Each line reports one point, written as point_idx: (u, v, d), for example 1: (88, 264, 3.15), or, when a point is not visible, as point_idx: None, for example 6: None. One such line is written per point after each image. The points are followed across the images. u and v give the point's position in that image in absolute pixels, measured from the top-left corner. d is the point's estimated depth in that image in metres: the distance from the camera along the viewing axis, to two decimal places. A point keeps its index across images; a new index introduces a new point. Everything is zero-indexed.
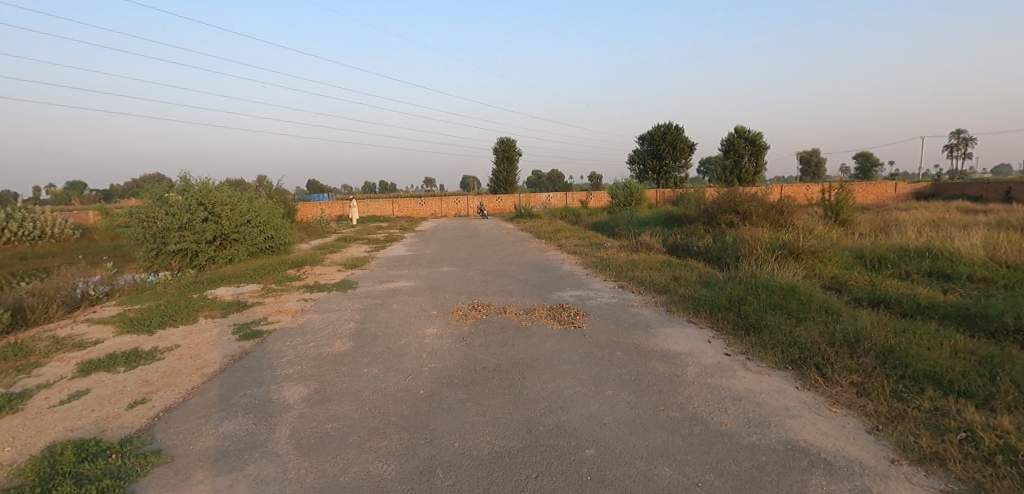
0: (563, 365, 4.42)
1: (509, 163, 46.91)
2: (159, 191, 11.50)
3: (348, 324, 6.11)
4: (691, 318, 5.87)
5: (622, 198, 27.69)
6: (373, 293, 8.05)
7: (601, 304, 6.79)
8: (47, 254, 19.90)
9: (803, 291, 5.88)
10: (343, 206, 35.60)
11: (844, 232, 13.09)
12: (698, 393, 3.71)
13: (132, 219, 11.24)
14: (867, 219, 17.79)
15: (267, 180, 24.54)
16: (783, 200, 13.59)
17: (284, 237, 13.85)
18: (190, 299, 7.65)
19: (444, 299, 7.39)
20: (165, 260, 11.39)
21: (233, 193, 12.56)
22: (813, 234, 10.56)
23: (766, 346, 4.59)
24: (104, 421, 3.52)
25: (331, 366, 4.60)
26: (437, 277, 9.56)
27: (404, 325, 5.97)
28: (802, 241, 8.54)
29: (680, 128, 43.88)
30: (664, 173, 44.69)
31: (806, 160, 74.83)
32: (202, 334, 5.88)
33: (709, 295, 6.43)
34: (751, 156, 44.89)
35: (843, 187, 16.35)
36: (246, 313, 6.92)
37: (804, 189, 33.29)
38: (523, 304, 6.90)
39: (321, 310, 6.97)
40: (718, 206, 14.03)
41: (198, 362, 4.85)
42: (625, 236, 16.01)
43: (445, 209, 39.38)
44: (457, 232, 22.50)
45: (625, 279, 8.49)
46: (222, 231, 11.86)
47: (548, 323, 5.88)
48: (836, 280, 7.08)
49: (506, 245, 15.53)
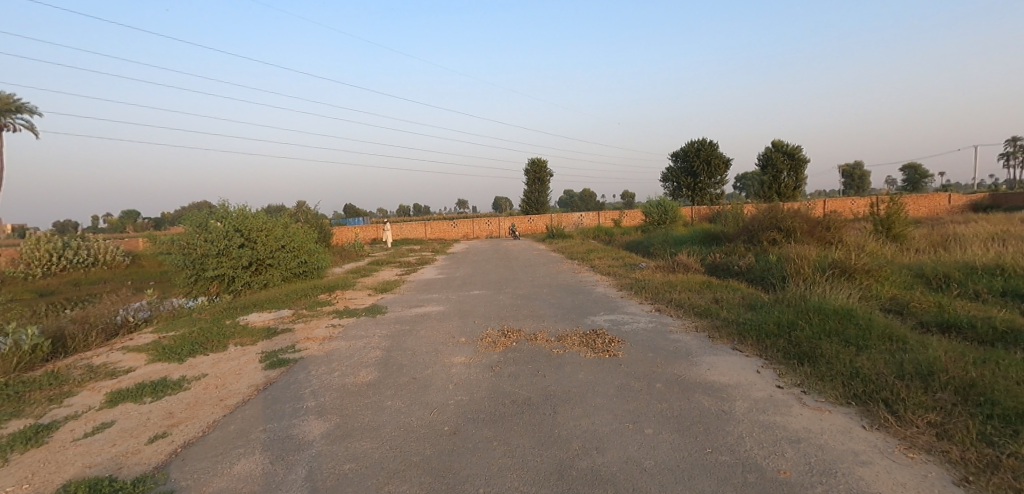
0: (598, 399, 4.11)
1: (543, 184, 47.00)
2: (200, 218, 11.98)
3: (375, 352, 6.01)
4: (736, 345, 5.43)
5: (656, 217, 27.05)
6: (401, 319, 7.97)
7: (637, 330, 6.42)
8: (99, 280, 21.18)
9: (861, 316, 5.35)
10: (377, 229, 36.37)
11: (900, 249, 12.15)
12: (750, 433, 3.31)
13: (174, 245, 11.73)
14: (925, 234, 16.53)
15: (305, 206, 25.56)
16: (828, 215, 12.86)
17: (317, 261, 14.12)
18: (223, 325, 7.79)
19: (473, 324, 7.21)
20: (204, 285, 11.80)
21: (268, 219, 12.94)
22: (866, 251, 9.81)
23: (824, 379, 4.12)
24: (123, 457, 3.58)
25: (353, 398, 4.48)
26: (466, 301, 9.41)
27: (431, 353, 5.80)
28: (855, 259, 7.93)
29: (714, 144, 42.96)
30: (699, 190, 43.62)
31: (849, 173, 71.53)
32: (230, 362, 5.93)
33: (755, 320, 5.97)
34: (790, 171, 43.23)
35: (895, 201, 15.33)
36: (275, 340, 6.95)
37: (849, 203, 31.55)
38: (555, 330, 6.62)
39: (348, 336, 6.91)
40: (758, 223, 13.40)
41: (222, 393, 4.87)
42: (661, 255, 15.50)
43: (475, 231, 39.68)
44: (488, 254, 22.50)
45: (661, 302, 8.07)
46: (258, 257, 12.21)
47: (581, 351, 5.58)
48: (897, 301, 6.46)
49: (537, 266, 15.31)
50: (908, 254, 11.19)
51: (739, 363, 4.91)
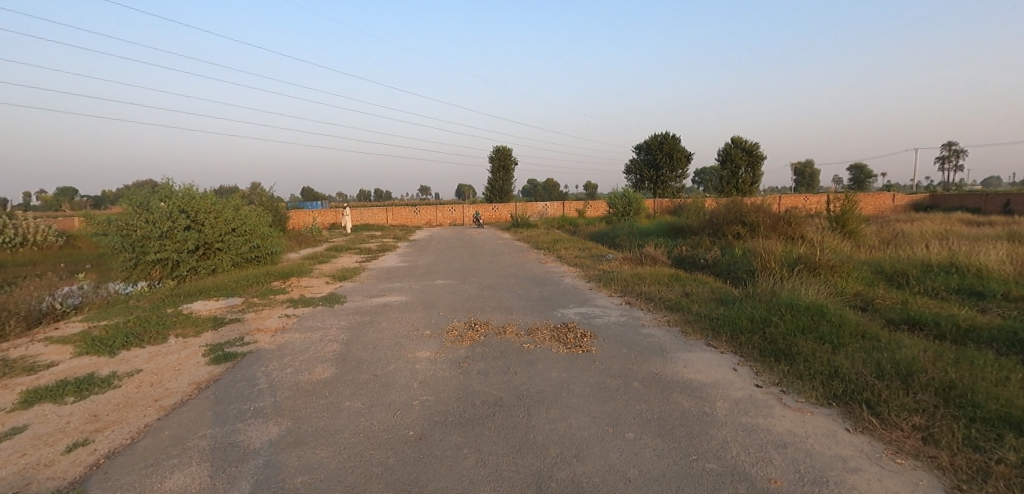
0: (574, 399, 3.87)
1: (507, 172, 46.55)
2: (140, 197, 10.94)
3: (332, 346, 5.54)
4: (710, 341, 5.34)
5: (620, 208, 27.24)
6: (362, 309, 7.49)
7: (609, 323, 6.26)
8: (27, 262, 19.17)
9: (832, 312, 5.39)
10: (336, 214, 35.04)
11: (854, 245, 12.69)
12: (734, 438, 3.17)
13: (110, 226, 10.68)
14: (873, 231, 17.42)
15: (261, 187, 24.11)
16: (790, 211, 13.22)
17: (272, 246, 13.25)
18: (162, 314, 7.05)
19: (439, 316, 6.85)
20: (144, 269, 10.80)
21: (218, 200, 11.99)
22: (826, 247, 10.12)
23: (802, 378, 4.08)
24: (32, 470, 2.85)
25: (308, 398, 4.05)
26: (431, 291, 9.01)
27: (394, 347, 5.41)
28: (819, 255, 8.10)
29: (675, 139, 43.76)
30: (662, 183, 44.52)
31: (802, 172, 75.00)
32: (169, 356, 5.31)
33: (728, 315, 5.92)
34: (749, 167, 44.79)
35: (849, 198, 16.03)
36: (221, 331, 6.33)
37: (803, 199, 32.97)
38: (524, 323, 6.35)
39: (303, 328, 6.40)
40: (723, 217, 13.59)
41: (158, 392, 4.27)
42: (627, 247, 15.57)
43: (441, 218, 38.88)
44: (454, 242, 22.02)
45: (632, 295, 7.97)
46: (205, 240, 11.29)
47: (553, 346, 5.34)
48: (861, 298, 6.62)
49: (504, 256, 15.01)
50: (862, 250, 11.69)
51: (714, 360, 4.81)
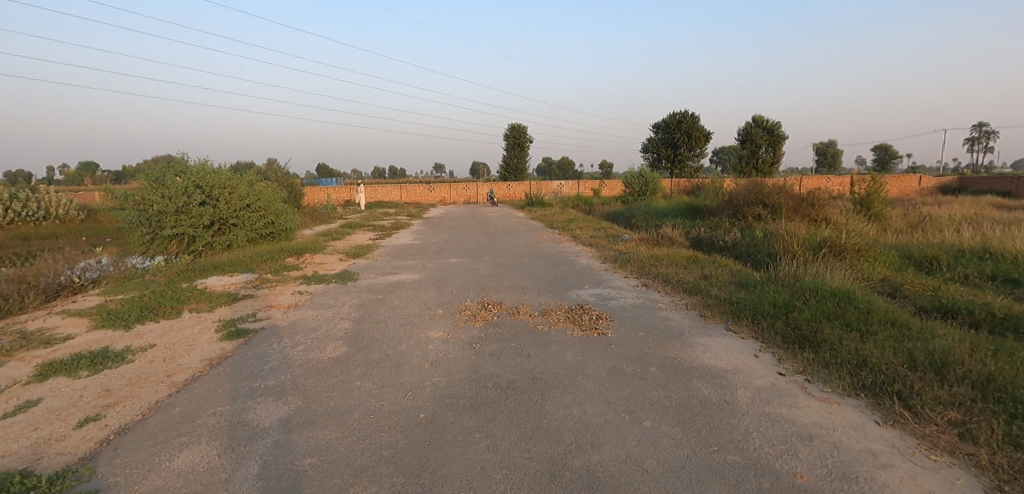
0: (589, 384, 3.76)
1: (521, 150, 45.88)
2: (155, 172, 10.97)
3: (344, 324, 5.50)
4: (730, 326, 5.17)
5: (637, 188, 26.68)
6: (375, 287, 7.44)
7: (625, 306, 6.10)
8: (50, 235, 19.59)
9: (860, 299, 5.16)
10: (350, 191, 35.08)
11: (880, 228, 12.20)
12: (757, 429, 3.03)
13: (127, 201, 10.77)
14: (900, 214, 16.76)
15: (275, 163, 24.14)
16: (814, 192, 12.73)
17: (285, 222, 13.24)
18: (178, 289, 7.10)
19: (451, 295, 6.76)
20: (161, 244, 10.91)
21: (232, 176, 11.96)
22: (852, 230, 9.73)
23: (828, 367, 3.90)
24: (44, 444, 2.87)
25: (319, 376, 4.01)
26: (444, 269, 8.92)
27: (406, 326, 5.35)
28: (846, 238, 7.77)
29: (697, 116, 42.43)
30: (679, 162, 43.45)
31: (824, 153, 72.57)
32: (183, 332, 5.32)
33: (749, 299, 5.72)
34: (770, 147, 43.36)
35: (876, 179, 15.37)
36: (234, 307, 6.35)
37: (826, 181, 31.87)
38: (538, 303, 6.23)
39: (315, 305, 6.38)
40: (744, 198, 13.16)
41: (171, 368, 4.28)
42: (643, 228, 15.29)
43: (454, 196, 38.68)
44: (467, 220, 21.90)
45: (648, 277, 7.77)
46: (220, 216, 11.30)
47: (567, 328, 5.22)
48: (889, 284, 6.35)
49: (517, 235, 14.82)
50: (889, 234, 11.23)
51: (734, 345, 4.65)
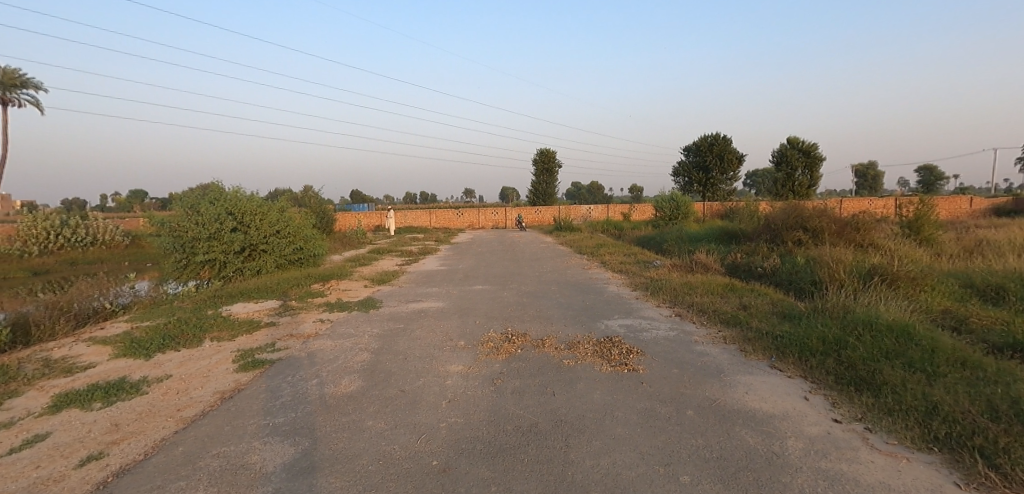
0: (618, 431, 3.39)
1: (550, 175, 46.07)
2: (192, 200, 11.42)
3: (362, 355, 5.33)
4: (774, 363, 4.71)
5: (668, 213, 26.11)
6: (397, 316, 7.29)
7: (657, 339, 5.70)
8: (96, 260, 20.70)
9: (921, 335, 4.62)
10: (380, 216, 35.88)
11: (935, 253, 11.30)
12: (816, 488, 2.60)
13: (164, 228, 11.21)
14: (956, 239, 15.59)
15: (309, 191, 25.07)
16: (857, 215, 12.02)
17: (313, 248, 13.42)
18: (202, 316, 7.17)
19: (474, 326, 6.52)
20: (194, 270, 11.23)
21: (263, 203, 12.30)
22: (904, 256, 9.01)
23: (893, 415, 3.41)
24: (42, 485, 2.76)
25: (330, 414, 3.81)
26: (468, 297, 8.73)
27: (425, 359, 5.12)
28: (899, 265, 7.15)
29: (729, 138, 41.69)
30: (711, 185, 42.56)
31: (863, 174, 69.70)
32: (201, 361, 5.28)
33: (794, 333, 5.24)
34: (806, 169, 41.96)
35: (926, 202, 14.42)
36: (255, 336, 6.32)
37: (869, 203, 30.32)
38: (564, 335, 5.91)
39: (335, 335, 6.26)
40: (781, 222, 12.53)
41: (183, 401, 4.19)
42: (675, 254, 14.78)
43: (483, 221, 38.90)
44: (493, 246, 21.84)
45: (682, 307, 7.32)
46: (250, 242, 11.59)
47: (595, 363, 4.87)
48: (952, 317, 5.73)
49: (543, 261, 14.57)
50: (946, 260, 10.36)
51: (781, 386, 4.19)
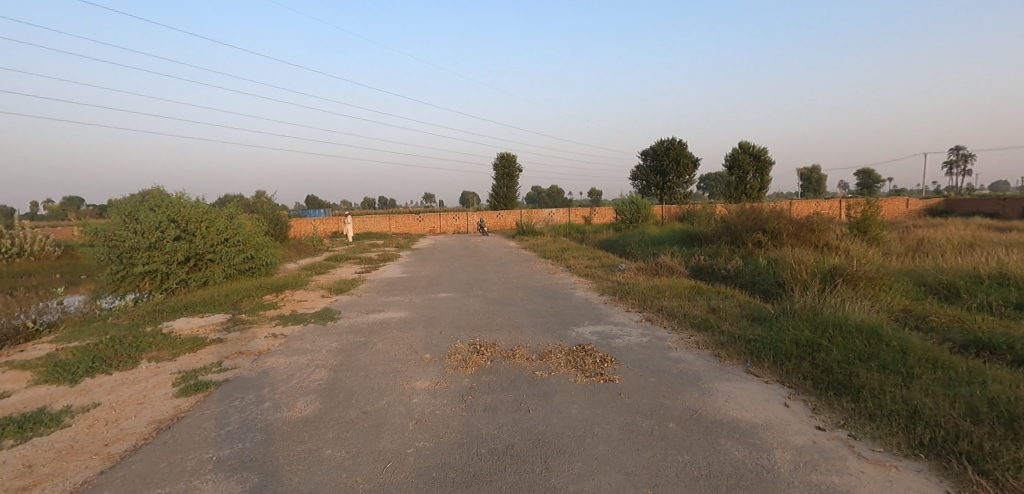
0: (601, 449, 3.20)
1: (510, 179, 46.08)
2: (129, 206, 10.48)
3: (319, 374, 4.91)
4: (750, 367, 4.69)
5: (629, 215, 26.51)
6: (357, 328, 6.86)
7: (631, 345, 5.59)
8: (20, 273, 18.73)
9: (890, 336, 4.73)
10: (338, 222, 34.63)
11: (881, 251, 11.95)
12: None
13: (97, 237, 10.21)
14: (895, 237, 16.66)
15: (264, 196, 23.89)
16: (811, 217, 12.53)
17: (267, 257, 12.64)
18: (139, 334, 6.47)
19: (439, 336, 6.21)
20: (132, 282, 10.27)
21: (211, 209, 11.46)
22: (857, 256, 9.42)
23: (875, 420, 3.42)
24: None
25: (283, 443, 3.40)
26: (433, 305, 8.38)
27: (389, 375, 4.76)
28: (855, 265, 7.43)
29: (684, 143, 43.08)
30: (669, 189, 43.82)
31: (808, 178, 74.06)
32: (135, 386, 4.69)
33: (766, 336, 5.27)
34: (757, 173, 44.00)
35: (870, 203, 15.32)
36: (199, 355, 5.73)
37: (815, 205, 32.08)
38: (535, 344, 5.69)
39: (289, 351, 5.77)
40: (741, 224, 12.89)
41: (111, 433, 3.65)
42: (638, 257, 14.94)
43: (445, 225, 38.35)
44: (457, 251, 21.41)
45: (652, 311, 7.28)
46: (196, 251, 10.74)
47: (569, 374, 4.68)
48: (911, 316, 5.95)
49: (510, 266, 14.36)
50: (891, 258, 10.96)
51: (759, 393, 4.14)
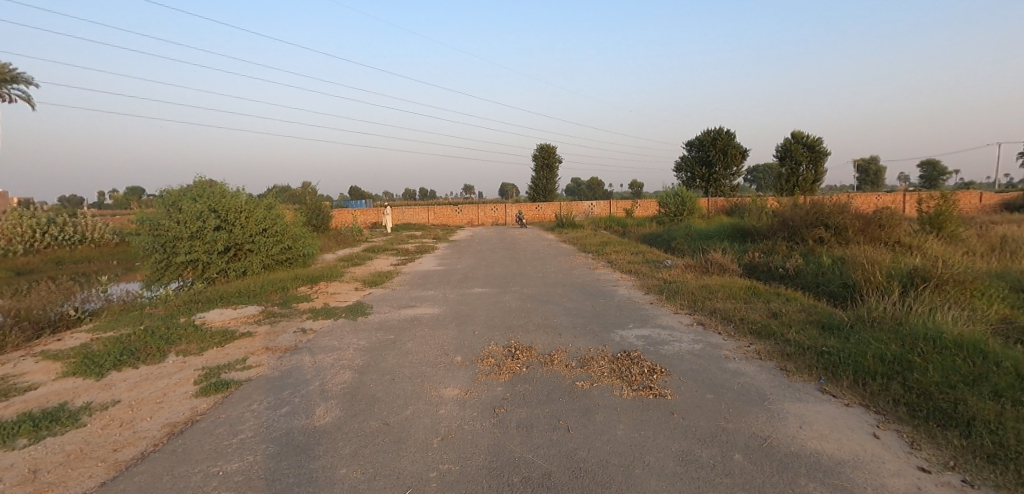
0: (652, 485, 2.67)
1: (550, 171, 45.25)
2: (174, 196, 10.70)
3: (344, 375, 4.63)
4: (824, 386, 3.99)
5: (672, 208, 25.30)
6: (387, 324, 6.59)
7: (682, 354, 4.99)
8: (83, 259, 20.00)
9: (1001, 355, 3.86)
10: (377, 213, 35.11)
11: (964, 251, 10.58)
12: None
13: (144, 226, 10.51)
14: (977, 235, 14.91)
15: (308, 187, 24.53)
16: (880, 211, 11.29)
17: (304, 248, 12.69)
18: (173, 326, 6.47)
19: (472, 337, 5.82)
20: (175, 270, 10.53)
21: (250, 200, 11.56)
22: (941, 255, 8.27)
23: (999, 464, 2.60)
24: None
25: (295, 458, 3.09)
26: (466, 301, 8.04)
27: (415, 380, 4.42)
28: (945, 266, 6.43)
29: (731, 132, 40.88)
30: (713, 181, 41.78)
31: (864, 170, 69.01)
32: (158, 382, 4.57)
33: (843, 348, 4.51)
34: (810, 164, 41.15)
35: (947, 197, 13.75)
36: (227, 350, 5.62)
37: (877, 199, 29.59)
38: (575, 349, 5.20)
39: (316, 348, 5.55)
40: (800, 219, 11.76)
41: (124, 435, 3.49)
42: (685, 254, 14.06)
43: (481, 217, 38.19)
44: (493, 243, 21.06)
45: (703, 314, 6.61)
46: (234, 241, 10.86)
47: (613, 386, 4.16)
48: (1018, 329, 5.00)
49: (547, 260, 13.86)
50: (979, 258, 9.64)
51: (842, 417, 3.47)
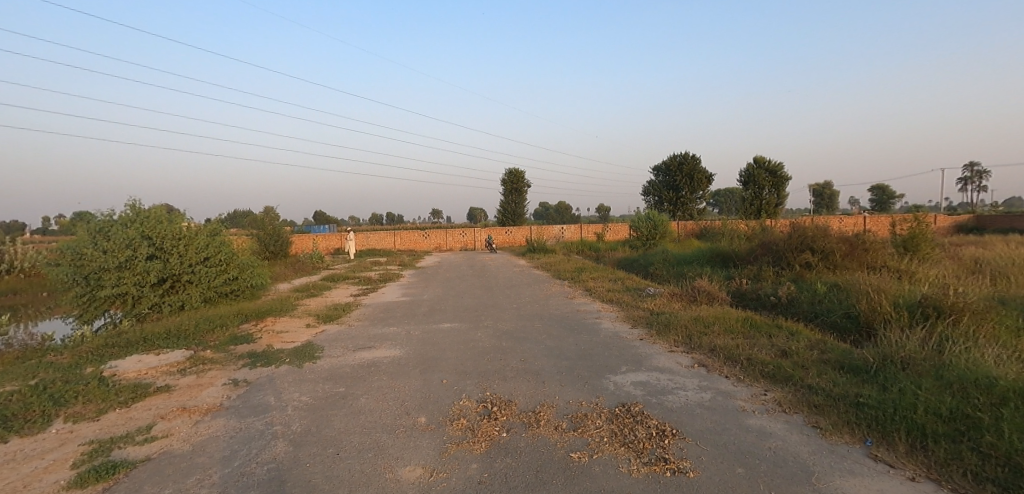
0: None
1: (519, 195, 45.20)
2: (101, 222, 9.40)
3: (274, 450, 3.59)
4: (874, 450, 3.19)
5: (645, 233, 25.09)
6: (339, 372, 5.54)
7: (692, 407, 4.21)
8: (5, 292, 17.86)
9: None
10: (342, 239, 33.67)
11: (949, 274, 10.38)
12: None
13: (64, 255, 9.14)
14: (946, 255, 15.07)
15: (273, 211, 23.27)
16: (864, 235, 11.06)
17: (254, 279, 11.46)
18: (69, 381, 5.23)
19: (440, 388, 4.88)
20: (99, 306, 9.14)
21: (190, 226, 10.34)
22: (937, 280, 7.91)
23: None
24: None
25: None
26: (433, 340, 7.08)
27: (368, 455, 3.44)
28: (955, 293, 5.97)
29: (698, 158, 42.01)
30: (682, 204, 42.53)
31: (819, 194, 72.49)
32: (18, 468, 3.40)
33: (882, 399, 3.81)
34: (773, 188, 42.29)
35: (919, 219, 13.82)
36: (131, 413, 4.47)
37: (839, 221, 30.47)
38: (564, 404, 4.35)
39: (245, 410, 4.46)
40: (784, 243, 11.41)
41: None
42: (666, 281, 13.51)
43: (450, 243, 37.29)
44: (465, 270, 20.18)
45: (703, 353, 5.88)
46: (171, 271, 9.59)
47: (617, 458, 3.30)
48: None
49: (523, 288, 13.06)
50: (968, 281, 9.41)
51: (921, 484, 2.72)
